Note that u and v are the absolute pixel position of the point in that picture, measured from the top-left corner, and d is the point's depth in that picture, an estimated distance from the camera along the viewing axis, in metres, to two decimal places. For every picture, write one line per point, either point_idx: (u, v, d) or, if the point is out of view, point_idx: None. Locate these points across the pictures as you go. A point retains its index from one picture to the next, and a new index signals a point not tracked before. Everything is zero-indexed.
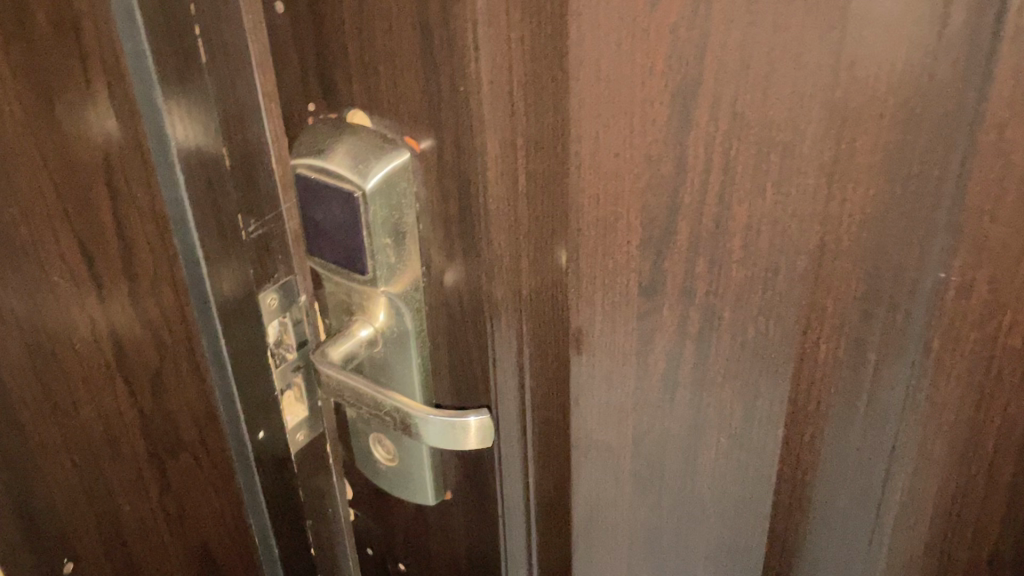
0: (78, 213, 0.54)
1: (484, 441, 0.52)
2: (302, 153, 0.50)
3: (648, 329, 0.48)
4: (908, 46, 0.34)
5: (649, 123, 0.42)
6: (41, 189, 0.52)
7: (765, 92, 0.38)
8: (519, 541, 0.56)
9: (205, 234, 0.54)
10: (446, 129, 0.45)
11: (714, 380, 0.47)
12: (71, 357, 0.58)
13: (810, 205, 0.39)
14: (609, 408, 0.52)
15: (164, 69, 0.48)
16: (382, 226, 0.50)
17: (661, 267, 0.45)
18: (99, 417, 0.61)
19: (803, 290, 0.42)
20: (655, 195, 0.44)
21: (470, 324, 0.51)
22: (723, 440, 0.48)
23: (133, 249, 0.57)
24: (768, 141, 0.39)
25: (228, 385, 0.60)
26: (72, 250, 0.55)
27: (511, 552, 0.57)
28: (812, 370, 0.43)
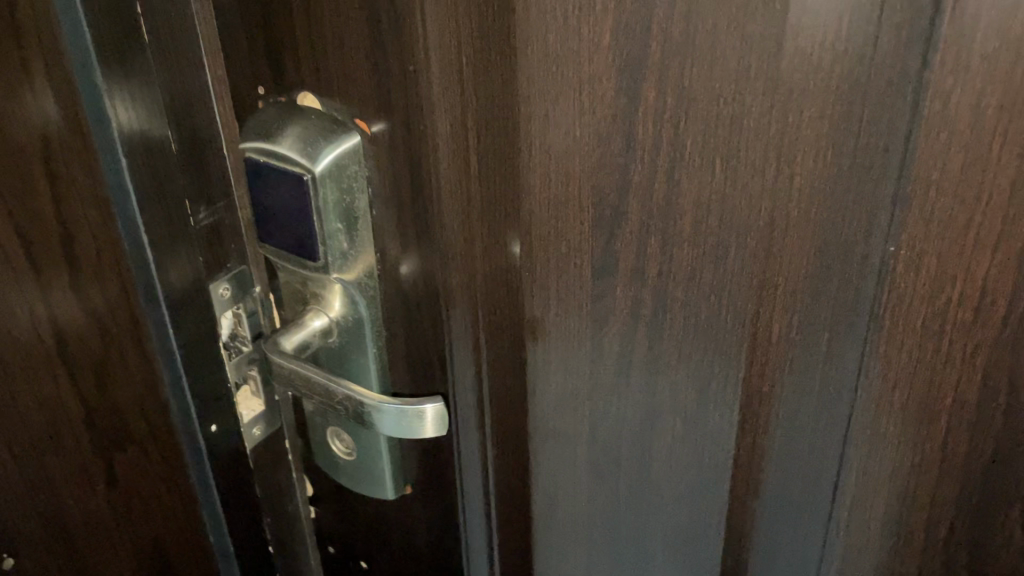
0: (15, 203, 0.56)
1: (441, 428, 0.52)
2: (251, 136, 0.49)
3: (602, 313, 0.47)
4: (851, 14, 0.33)
5: (598, 100, 0.41)
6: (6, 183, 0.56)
7: (711, 65, 0.37)
8: (479, 522, 0.57)
9: (151, 223, 0.51)
10: (396, 110, 0.45)
11: (666, 364, 0.46)
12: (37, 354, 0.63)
13: (757, 180, 0.39)
14: (564, 396, 0.52)
15: (104, 48, 0.46)
16: (334, 211, 0.48)
17: (612, 249, 0.45)
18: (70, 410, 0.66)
19: (754, 269, 0.41)
20: (605, 174, 0.43)
21: (426, 312, 0.51)
22: (679, 425, 0.48)
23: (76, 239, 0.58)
24: (715, 115, 0.38)
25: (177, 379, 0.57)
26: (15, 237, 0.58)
27: (470, 537, 0.58)
28: (765, 351, 0.43)
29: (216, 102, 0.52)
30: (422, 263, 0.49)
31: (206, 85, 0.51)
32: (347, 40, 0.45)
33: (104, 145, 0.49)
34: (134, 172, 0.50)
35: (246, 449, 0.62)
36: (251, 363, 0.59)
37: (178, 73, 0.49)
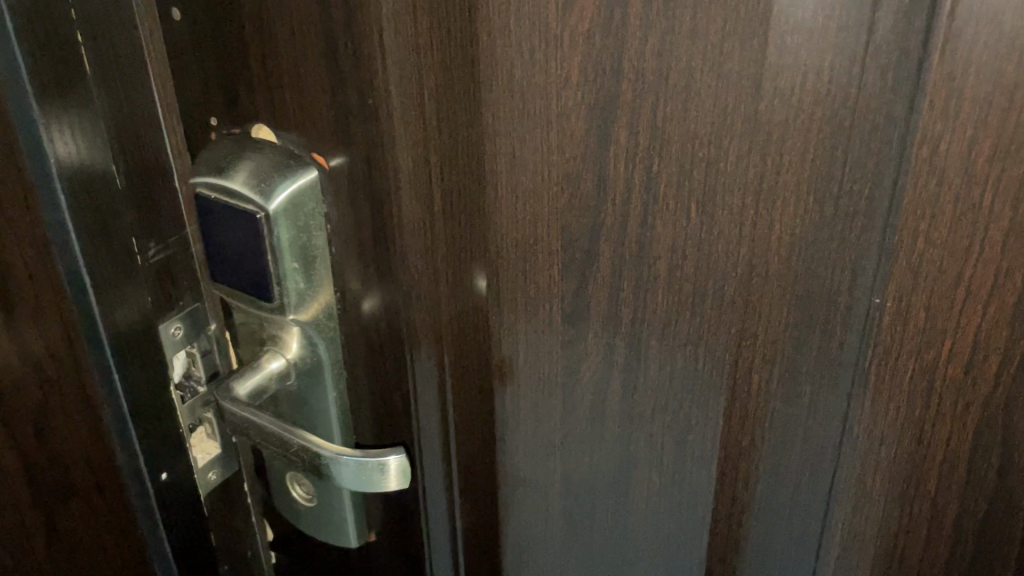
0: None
1: (403, 481, 0.49)
2: (202, 171, 0.46)
3: (573, 359, 0.44)
4: (834, 54, 0.31)
5: (566, 139, 0.39)
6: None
7: (685, 105, 0.35)
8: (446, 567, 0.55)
9: (93, 260, 0.49)
10: (356, 146, 0.43)
11: (642, 414, 0.44)
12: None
13: (736, 227, 0.36)
14: (535, 444, 0.49)
15: (41, 81, 0.44)
16: (290, 251, 0.46)
17: (584, 294, 0.42)
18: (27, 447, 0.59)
19: (733, 318, 0.38)
20: (575, 216, 0.41)
21: (390, 354, 0.48)
22: (655, 478, 0.45)
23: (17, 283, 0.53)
24: (690, 158, 0.36)
25: (122, 421, 0.54)
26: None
27: None
28: (745, 403, 0.40)
29: (167, 132, 0.48)
30: (384, 303, 0.47)
31: (159, 116, 0.48)
32: (304, 72, 0.42)
33: (43, 180, 0.47)
34: (75, 210, 0.47)
35: (201, 494, 0.58)
36: (205, 405, 0.56)
37: (127, 106, 0.46)
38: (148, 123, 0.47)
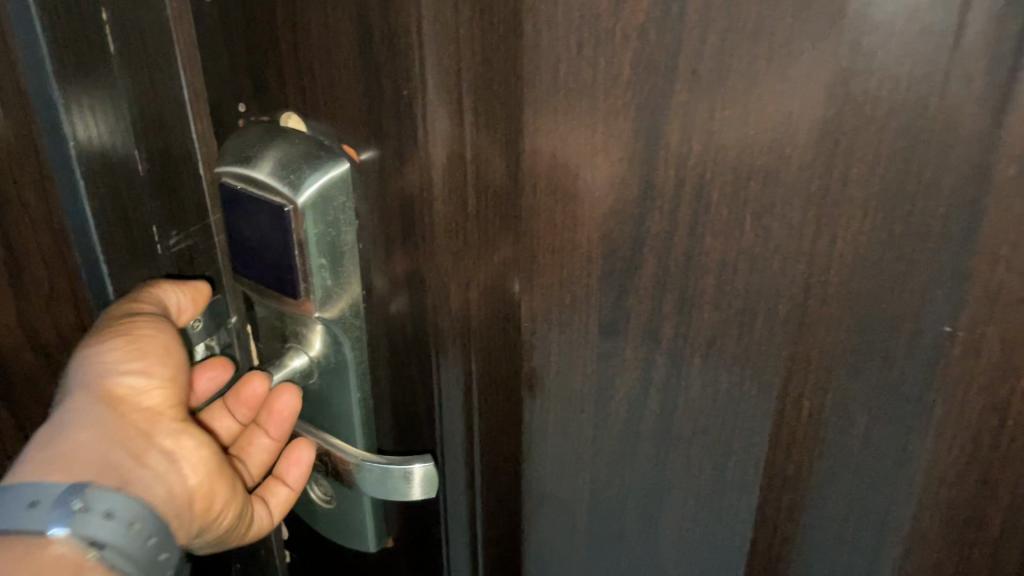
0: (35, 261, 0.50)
1: (429, 492, 0.47)
2: (229, 160, 0.44)
3: (609, 373, 0.42)
4: (916, 58, 0.28)
5: (613, 140, 0.36)
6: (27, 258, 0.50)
7: (745, 109, 0.32)
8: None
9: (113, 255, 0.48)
10: (388, 140, 0.41)
11: (679, 436, 0.41)
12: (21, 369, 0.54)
13: (794, 241, 0.34)
14: (562, 460, 0.46)
15: (64, 61, 0.41)
16: (318, 245, 0.43)
17: (623, 305, 0.39)
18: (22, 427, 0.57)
19: (785, 338, 0.36)
20: (618, 223, 0.38)
21: (416, 358, 0.46)
22: (690, 503, 0.42)
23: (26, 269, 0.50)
24: (747, 166, 0.33)
25: None
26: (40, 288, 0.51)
27: None
28: (794, 432, 0.37)
29: (193, 119, 0.47)
30: (411, 302, 0.45)
31: (185, 101, 0.47)
32: (337, 60, 0.40)
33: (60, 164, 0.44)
34: (94, 198, 0.45)
35: None
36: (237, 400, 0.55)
37: (152, 91, 0.45)
38: (174, 110, 0.47)
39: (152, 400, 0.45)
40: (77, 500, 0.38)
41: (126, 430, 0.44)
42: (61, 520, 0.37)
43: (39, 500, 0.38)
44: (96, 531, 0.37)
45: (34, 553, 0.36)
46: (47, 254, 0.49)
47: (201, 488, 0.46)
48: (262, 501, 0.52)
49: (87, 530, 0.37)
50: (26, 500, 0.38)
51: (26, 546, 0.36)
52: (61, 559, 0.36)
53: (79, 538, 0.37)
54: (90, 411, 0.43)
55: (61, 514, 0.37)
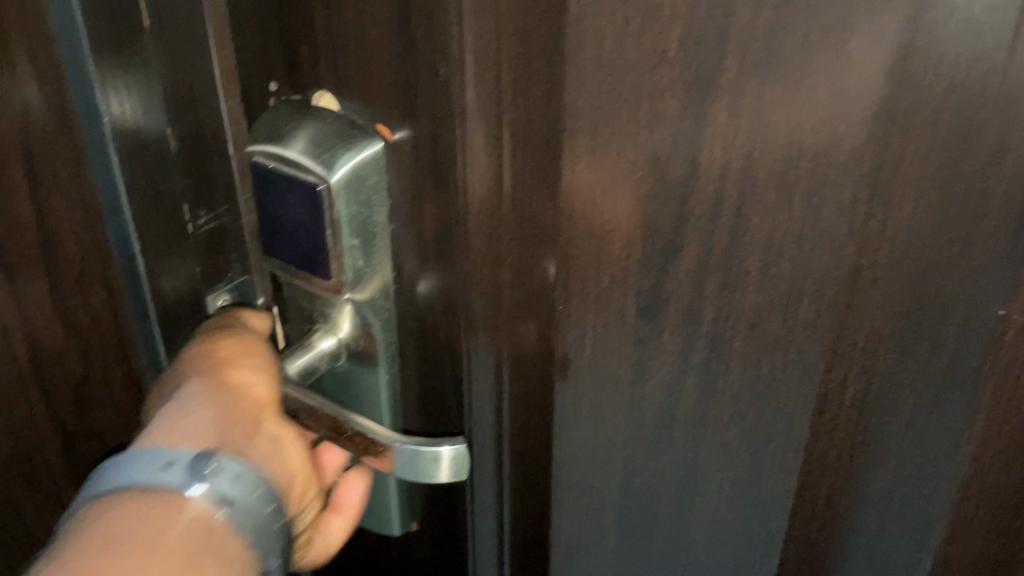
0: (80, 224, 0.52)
1: (457, 473, 0.46)
2: (259, 138, 0.44)
3: (645, 357, 0.41)
4: (978, 35, 0.28)
5: (657, 119, 0.35)
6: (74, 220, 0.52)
7: (797, 87, 0.32)
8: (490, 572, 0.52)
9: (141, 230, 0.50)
10: (424, 119, 0.40)
11: (716, 421, 0.41)
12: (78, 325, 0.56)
13: (844, 222, 0.33)
14: (593, 448, 0.45)
15: (97, 34, 0.44)
16: (350, 225, 0.43)
17: (663, 287, 0.39)
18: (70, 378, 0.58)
19: (829, 321, 0.35)
20: (659, 203, 0.37)
21: (446, 342, 0.45)
22: (725, 489, 0.42)
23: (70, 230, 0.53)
24: (797, 144, 0.33)
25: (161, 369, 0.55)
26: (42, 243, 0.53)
27: None
28: (836, 416, 0.37)
29: (224, 98, 0.45)
30: (441, 285, 0.43)
31: (216, 78, 0.44)
32: (373, 37, 0.39)
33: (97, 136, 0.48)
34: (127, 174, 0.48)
35: None
36: None
37: (184, 69, 0.44)
38: (204, 86, 0.44)
39: (258, 388, 0.46)
40: (210, 463, 0.40)
41: (236, 411, 0.44)
42: (194, 479, 0.39)
43: (172, 462, 0.40)
44: (223, 490, 0.40)
45: (172, 506, 0.39)
46: (82, 232, 0.52)
47: (303, 474, 0.45)
48: (341, 517, 0.50)
49: (217, 487, 0.40)
50: (161, 462, 0.40)
51: (166, 500, 0.39)
52: (195, 515, 0.39)
53: (210, 496, 0.39)
54: (202, 395, 0.45)
55: (193, 475, 0.40)
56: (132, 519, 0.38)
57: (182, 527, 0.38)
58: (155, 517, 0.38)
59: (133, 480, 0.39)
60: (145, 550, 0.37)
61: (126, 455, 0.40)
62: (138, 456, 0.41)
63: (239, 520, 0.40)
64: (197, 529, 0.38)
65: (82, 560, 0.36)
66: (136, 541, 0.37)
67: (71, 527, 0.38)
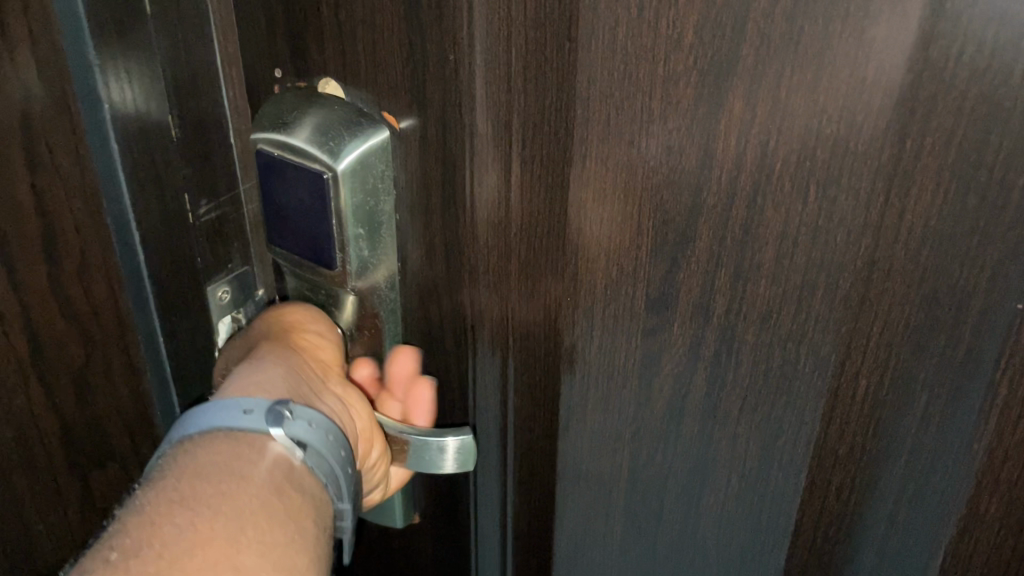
0: (87, 210, 0.47)
1: (463, 466, 0.45)
2: (264, 126, 0.43)
3: (654, 350, 0.41)
4: (1003, 24, 0.27)
5: (671, 107, 0.35)
6: (74, 208, 0.47)
7: (816, 76, 0.31)
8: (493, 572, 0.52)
9: (144, 219, 0.47)
10: (431, 107, 0.38)
11: (727, 413, 0.40)
12: (82, 315, 0.51)
13: (860, 213, 0.33)
14: (601, 438, 0.45)
15: (102, 22, 0.41)
16: (356, 215, 0.41)
17: (674, 279, 0.39)
18: (66, 373, 0.52)
19: (843, 314, 0.35)
20: (673, 193, 0.37)
21: (452, 335, 0.44)
22: (735, 479, 0.42)
23: (67, 219, 0.47)
24: (815, 134, 0.32)
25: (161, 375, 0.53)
26: (39, 229, 0.47)
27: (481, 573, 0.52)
28: (849, 412, 0.37)
29: (226, 86, 0.45)
30: (445, 276, 0.42)
31: (218, 70, 0.45)
32: (380, 23, 0.38)
33: (94, 127, 0.44)
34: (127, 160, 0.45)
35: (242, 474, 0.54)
36: None
37: (187, 57, 0.43)
38: (207, 75, 0.45)
39: (326, 353, 0.45)
40: (287, 409, 0.38)
41: (305, 372, 0.44)
42: (273, 423, 0.38)
43: (252, 408, 0.38)
44: (300, 436, 0.38)
45: (253, 449, 0.37)
46: (82, 222, 0.48)
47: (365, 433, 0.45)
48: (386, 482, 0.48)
49: (297, 433, 0.38)
50: (240, 406, 0.38)
51: (247, 445, 0.37)
52: (274, 459, 0.37)
53: (288, 440, 0.38)
54: (272, 355, 0.44)
55: (272, 418, 0.38)
56: (212, 460, 0.36)
57: (261, 471, 0.37)
58: (238, 455, 0.37)
59: (213, 423, 0.38)
60: (227, 491, 0.35)
61: (204, 403, 0.39)
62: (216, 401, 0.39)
63: (315, 467, 0.39)
64: (279, 475, 0.37)
65: (167, 498, 0.35)
66: (221, 480, 0.36)
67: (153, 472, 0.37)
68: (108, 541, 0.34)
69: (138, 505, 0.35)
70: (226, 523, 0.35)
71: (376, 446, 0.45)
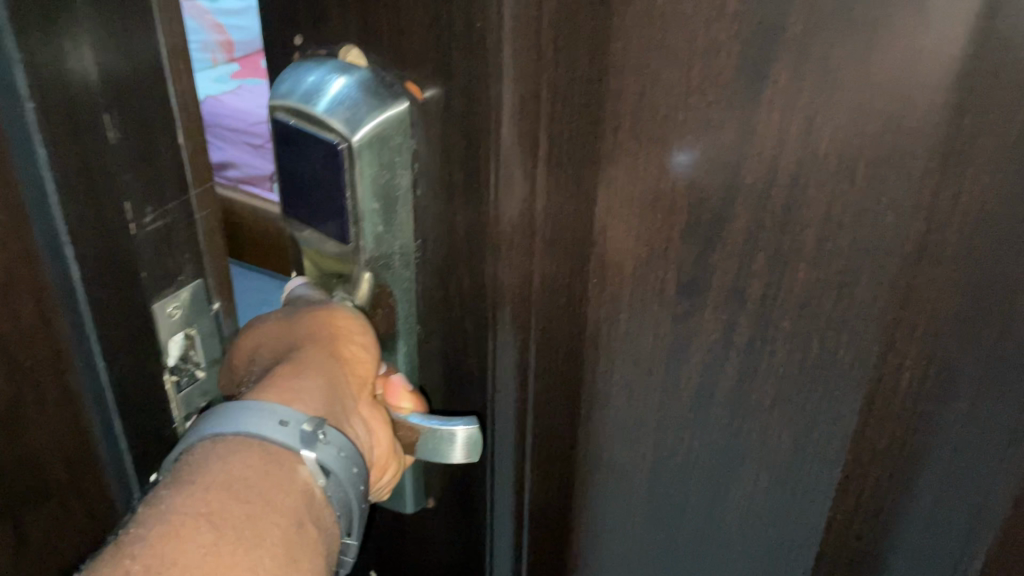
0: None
1: (471, 455, 0.43)
2: (280, 92, 0.41)
3: (684, 335, 0.39)
4: None
5: (711, 80, 0.33)
6: None
7: (868, 47, 0.29)
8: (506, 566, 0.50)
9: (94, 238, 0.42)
10: (456, 78, 0.37)
11: (758, 404, 0.39)
12: None
13: (910, 195, 0.31)
14: (626, 424, 0.44)
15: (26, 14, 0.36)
16: (372, 189, 0.40)
17: (707, 262, 0.37)
18: None
19: (887, 301, 0.33)
20: (709, 172, 0.35)
21: (470, 314, 0.42)
22: (764, 475, 0.40)
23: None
24: (865, 109, 0.30)
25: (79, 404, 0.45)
26: None
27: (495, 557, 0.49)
28: (888, 405, 0.35)
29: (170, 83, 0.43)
30: (466, 253, 0.41)
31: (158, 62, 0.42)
32: None
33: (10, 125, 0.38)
34: (56, 166, 0.39)
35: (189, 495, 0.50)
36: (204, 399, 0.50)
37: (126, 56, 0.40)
38: (148, 62, 0.41)
39: (362, 365, 0.42)
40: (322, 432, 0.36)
41: (342, 386, 0.41)
42: (305, 443, 0.36)
43: (287, 423, 0.36)
44: (329, 462, 0.36)
45: (281, 469, 0.35)
46: None
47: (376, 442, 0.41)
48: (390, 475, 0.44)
49: (326, 460, 0.36)
50: (275, 417, 0.36)
51: (278, 464, 0.35)
52: (300, 483, 0.35)
53: (317, 464, 0.36)
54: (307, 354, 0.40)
55: (304, 438, 0.36)
56: (239, 473, 0.34)
57: (285, 497, 0.34)
58: (265, 474, 0.34)
59: (244, 429, 0.35)
60: (251, 515, 0.33)
61: (235, 403, 0.36)
62: (246, 403, 0.36)
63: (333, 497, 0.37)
64: (301, 504, 0.35)
65: (194, 507, 0.32)
66: (246, 503, 0.33)
67: (176, 470, 0.34)
68: (128, 544, 0.31)
69: (161, 510, 0.32)
70: (249, 544, 0.32)
71: (388, 473, 0.43)
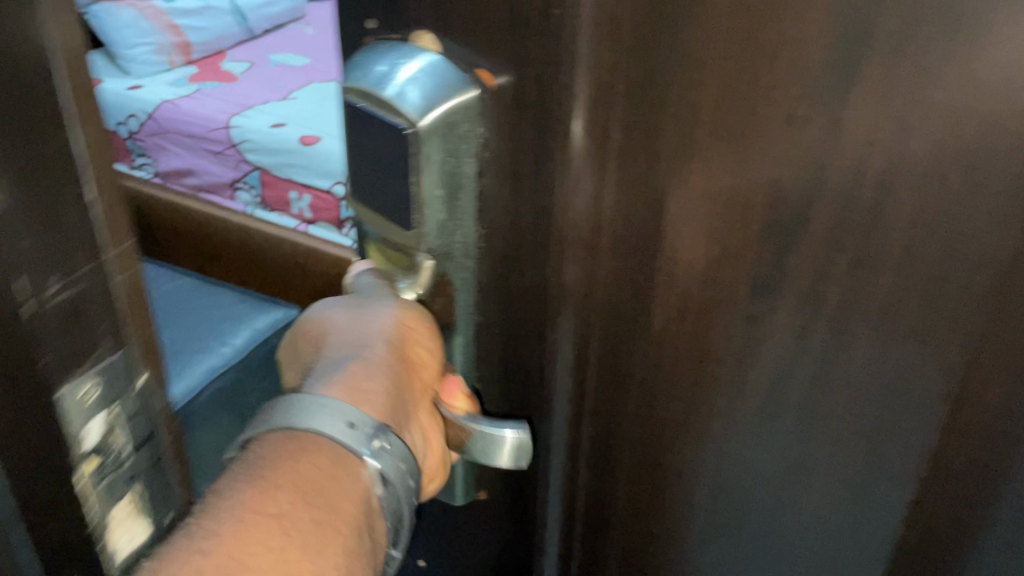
0: None
1: (518, 460, 0.44)
2: (354, 75, 0.43)
3: (754, 339, 0.38)
4: None
5: (795, 74, 0.32)
6: None
7: (968, 41, 0.27)
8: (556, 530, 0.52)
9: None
10: (527, 65, 0.38)
11: (830, 414, 0.37)
12: None
13: (1009, 199, 0.29)
14: (687, 426, 0.42)
15: None
16: (438, 175, 0.42)
17: (785, 263, 0.35)
18: None
19: (978, 312, 0.31)
20: (789, 169, 0.33)
21: (528, 294, 0.44)
22: (834, 488, 0.39)
23: None
24: (962, 107, 0.28)
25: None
26: None
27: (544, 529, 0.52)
28: (972, 422, 0.33)
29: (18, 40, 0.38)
30: (529, 233, 0.42)
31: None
32: None
33: None
34: None
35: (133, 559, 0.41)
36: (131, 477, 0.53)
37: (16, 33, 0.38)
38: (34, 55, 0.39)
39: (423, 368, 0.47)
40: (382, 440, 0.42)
41: (405, 386, 0.46)
42: (366, 448, 0.41)
43: (355, 424, 0.42)
44: (386, 470, 0.42)
45: (346, 470, 0.41)
46: None
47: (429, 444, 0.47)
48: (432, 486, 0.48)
49: (383, 465, 0.42)
50: (344, 419, 0.41)
51: (344, 463, 0.41)
52: (360, 483, 0.41)
53: (375, 470, 0.42)
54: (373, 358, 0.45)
55: (366, 444, 0.41)
56: (308, 472, 0.40)
57: (349, 492, 0.40)
58: (332, 473, 0.40)
59: (317, 428, 0.41)
60: (318, 506, 0.39)
61: (303, 404, 0.42)
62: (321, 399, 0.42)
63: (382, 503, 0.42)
64: (360, 501, 0.41)
65: (265, 503, 0.39)
66: (317, 496, 0.39)
67: (251, 458, 0.41)
68: (203, 537, 0.37)
69: (243, 497, 0.39)
70: (314, 543, 0.38)
71: (435, 482, 0.47)
